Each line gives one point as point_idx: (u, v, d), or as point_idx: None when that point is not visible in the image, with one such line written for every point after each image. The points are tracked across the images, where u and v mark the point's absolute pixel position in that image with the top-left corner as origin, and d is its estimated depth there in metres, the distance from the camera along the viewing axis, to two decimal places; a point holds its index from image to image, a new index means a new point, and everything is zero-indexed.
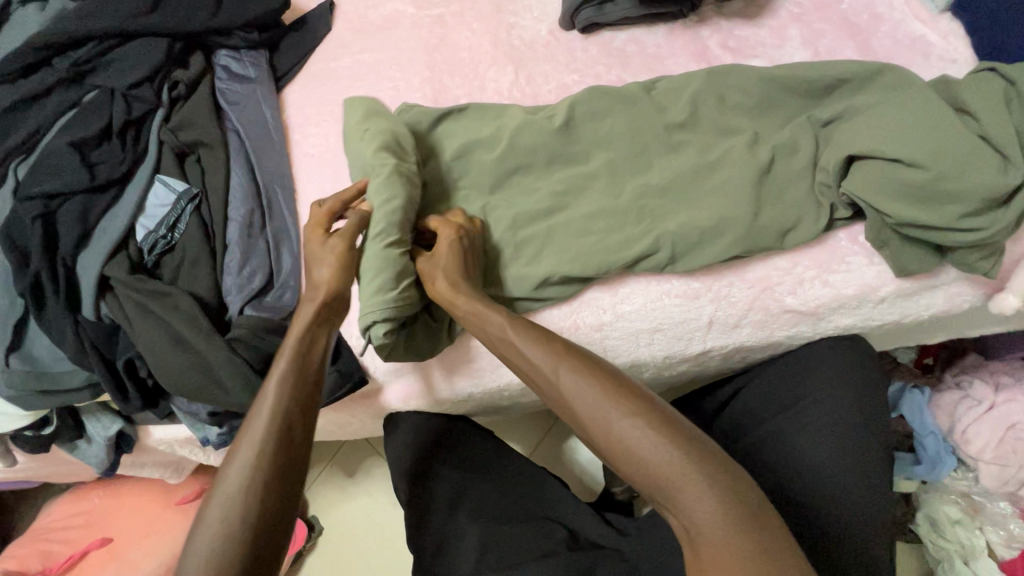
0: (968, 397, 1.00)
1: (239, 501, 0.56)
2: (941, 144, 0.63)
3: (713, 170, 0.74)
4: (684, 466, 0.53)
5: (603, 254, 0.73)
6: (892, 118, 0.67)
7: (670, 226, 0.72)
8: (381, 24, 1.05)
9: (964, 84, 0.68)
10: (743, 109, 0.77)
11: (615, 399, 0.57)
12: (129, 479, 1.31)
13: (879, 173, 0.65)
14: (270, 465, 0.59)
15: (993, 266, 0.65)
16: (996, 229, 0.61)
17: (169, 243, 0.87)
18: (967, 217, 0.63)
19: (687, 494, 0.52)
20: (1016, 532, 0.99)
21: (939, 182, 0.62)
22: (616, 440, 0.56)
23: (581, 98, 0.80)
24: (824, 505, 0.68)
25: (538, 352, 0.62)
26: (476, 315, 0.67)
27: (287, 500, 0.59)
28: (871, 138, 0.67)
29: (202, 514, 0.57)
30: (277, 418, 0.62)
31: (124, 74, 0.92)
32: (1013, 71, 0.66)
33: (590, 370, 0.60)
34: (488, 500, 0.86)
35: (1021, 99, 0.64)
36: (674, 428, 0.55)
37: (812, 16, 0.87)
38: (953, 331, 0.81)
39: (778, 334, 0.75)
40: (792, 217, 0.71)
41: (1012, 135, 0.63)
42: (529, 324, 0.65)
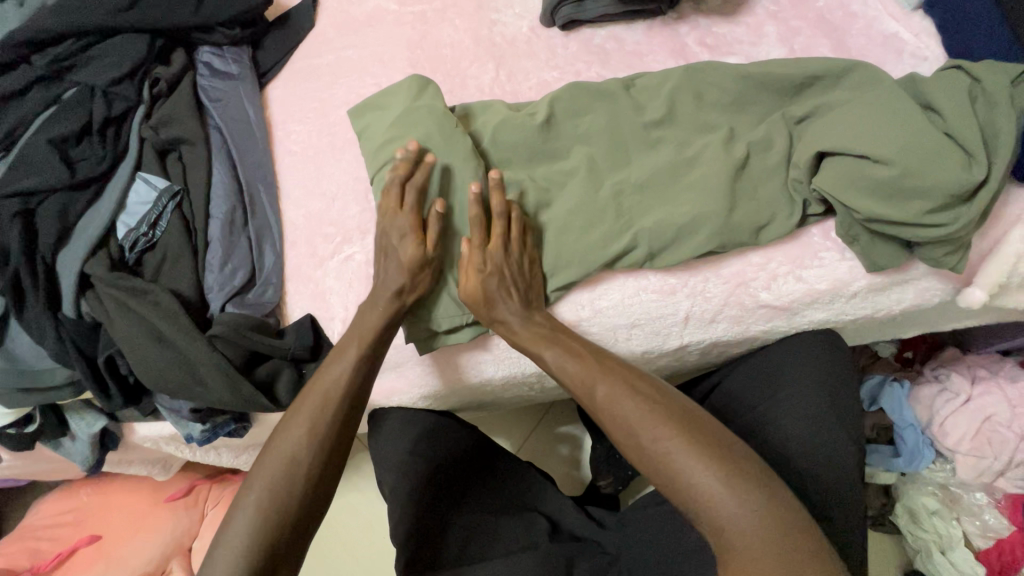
0: (946, 389, 1.02)
1: (297, 455, 0.66)
2: (908, 142, 0.64)
3: (690, 166, 0.75)
4: (720, 485, 0.55)
5: (578, 254, 0.74)
6: (861, 115, 0.68)
7: (646, 223, 0.73)
8: (364, 20, 1.05)
9: (931, 81, 0.69)
10: (720, 106, 0.78)
11: (655, 418, 0.60)
12: (117, 476, 1.31)
13: (847, 169, 0.66)
14: (327, 425, 0.68)
15: (959, 261, 0.66)
16: (960, 225, 0.63)
17: (151, 241, 0.86)
18: (932, 213, 0.64)
19: (722, 511, 0.54)
20: (991, 522, 1.01)
21: (905, 178, 0.63)
22: (651, 458, 0.59)
23: (560, 94, 0.81)
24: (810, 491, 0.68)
25: (574, 372, 0.66)
26: (503, 325, 0.72)
27: (333, 462, 0.68)
28: (840, 134, 0.67)
29: (256, 473, 0.65)
30: (329, 400, 0.70)
31: (103, 70, 0.92)
32: (979, 69, 0.67)
33: (624, 391, 0.63)
34: (470, 494, 0.86)
35: (985, 96, 0.65)
36: (710, 448, 0.57)
37: (789, 13, 0.88)
38: (925, 325, 0.82)
39: (754, 329, 0.76)
40: (766, 213, 0.72)
41: (976, 131, 0.63)
42: (569, 343, 0.69)
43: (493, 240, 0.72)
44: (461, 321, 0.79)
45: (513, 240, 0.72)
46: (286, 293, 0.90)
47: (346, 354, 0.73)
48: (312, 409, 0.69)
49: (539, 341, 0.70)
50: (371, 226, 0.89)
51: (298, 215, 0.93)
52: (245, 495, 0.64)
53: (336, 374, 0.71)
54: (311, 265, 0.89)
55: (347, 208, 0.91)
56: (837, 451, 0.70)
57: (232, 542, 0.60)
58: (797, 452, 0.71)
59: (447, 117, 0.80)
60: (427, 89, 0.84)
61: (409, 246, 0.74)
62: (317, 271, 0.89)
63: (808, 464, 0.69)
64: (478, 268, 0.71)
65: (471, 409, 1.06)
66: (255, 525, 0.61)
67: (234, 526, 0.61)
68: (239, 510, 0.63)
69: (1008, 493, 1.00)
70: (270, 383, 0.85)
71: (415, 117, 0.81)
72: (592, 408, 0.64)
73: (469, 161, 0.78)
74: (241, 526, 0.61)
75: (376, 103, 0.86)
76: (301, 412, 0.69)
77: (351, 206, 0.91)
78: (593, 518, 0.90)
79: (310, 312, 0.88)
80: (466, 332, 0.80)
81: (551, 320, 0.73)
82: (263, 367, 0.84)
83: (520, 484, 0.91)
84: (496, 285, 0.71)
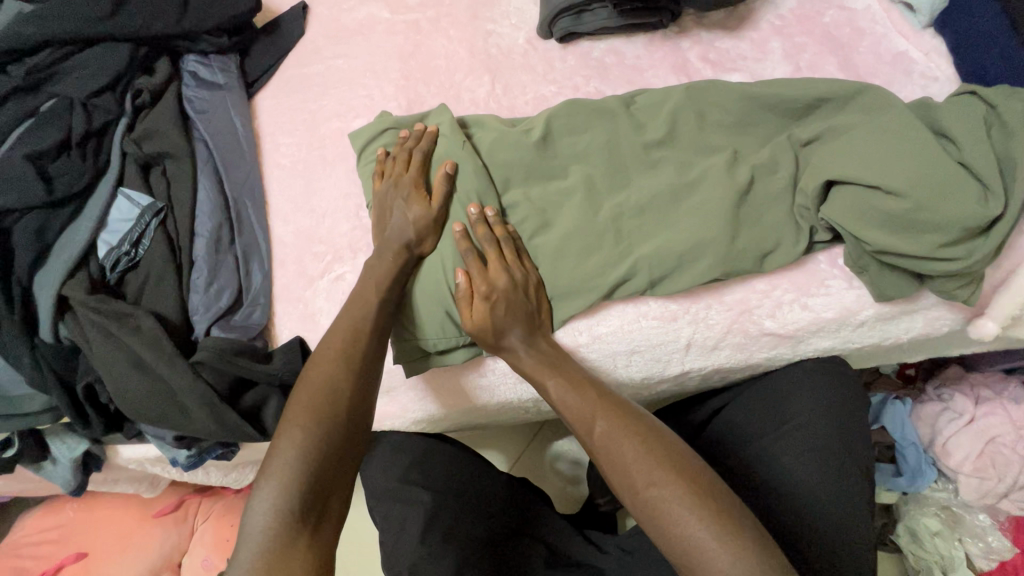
0: (949, 409, 1.00)
1: (334, 385, 0.66)
2: (920, 171, 0.62)
3: (692, 189, 0.72)
4: (713, 540, 0.53)
5: (575, 281, 0.72)
6: (871, 142, 0.66)
7: (647, 251, 0.71)
8: (356, 29, 1.02)
9: (944, 107, 0.67)
10: (724, 126, 0.75)
11: (651, 462, 0.58)
12: (103, 491, 1.28)
13: (857, 200, 0.64)
14: (355, 354, 0.69)
15: (971, 294, 0.64)
16: (974, 259, 0.60)
17: (133, 260, 0.83)
18: (946, 246, 0.61)
19: (713, 567, 0.52)
20: (995, 545, 1.00)
21: (917, 210, 0.61)
22: (644, 503, 0.57)
23: (559, 112, 0.78)
24: (814, 523, 0.66)
25: (573, 405, 0.65)
26: (509, 354, 0.70)
27: (368, 388, 0.68)
28: (850, 162, 0.65)
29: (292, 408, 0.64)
30: (355, 331, 0.70)
31: (83, 82, 0.88)
32: (994, 95, 0.65)
33: (624, 428, 0.61)
34: (463, 524, 0.81)
35: (1000, 125, 0.63)
36: (707, 499, 0.55)
37: (793, 29, 0.86)
38: (933, 351, 0.80)
39: (757, 356, 0.74)
40: (771, 239, 0.70)
41: (990, 161, 0.61)
42: (572, 375, 0.67)
43: (493, 266, 0.70)
44: (452, 343, 0.75)
45: (512, 264, 0.71)
46: (274, 313, 0.87)
47: (364, 294, 0.72)
48: (341, 342, 0.69)
49: (542, 372, 0.68)
50: (362, 244, 0.86)
51: (287, 232, 0.90)
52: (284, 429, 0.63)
53: (354, 311, 0.71)
54: (300, 285, 0.86)
55: (337, 225, 0.88)
56: (838, 497, 0.68)
57: (276, 470, 0.59)
58: (797, 492, 0.68)
59: (457, 139, 0.78)
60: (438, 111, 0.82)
61: (413, 204, 0.74)
62: (307, 291, 0.86)
63: (806, 507, 0.67)
64: (483, 296, 0.69)
65: (465, 428, 1.04)
66: (297, 453, 0.60)
67: (281, 453, 0.60)
68: (281, 441, 0.62)
69: (1011, 515, 0.98)
70: (258, 410, 0.82)
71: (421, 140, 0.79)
72: (589, 444, 0.63)
73: (477, 184, 0.75)
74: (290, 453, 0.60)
75: (377, 122, 0.84)
76: (328, 348, 0.69)
77: (342, 224, 0.88)
78: (591, 542, 0.86)
79: (298, 333, 0.84)
80: (458, 354, 0.77)
81: (557, 350, 0.71)
82: (250, 393, 0.81)
83: (517, 511, 0.88)
84: (504, 314, 0.68)
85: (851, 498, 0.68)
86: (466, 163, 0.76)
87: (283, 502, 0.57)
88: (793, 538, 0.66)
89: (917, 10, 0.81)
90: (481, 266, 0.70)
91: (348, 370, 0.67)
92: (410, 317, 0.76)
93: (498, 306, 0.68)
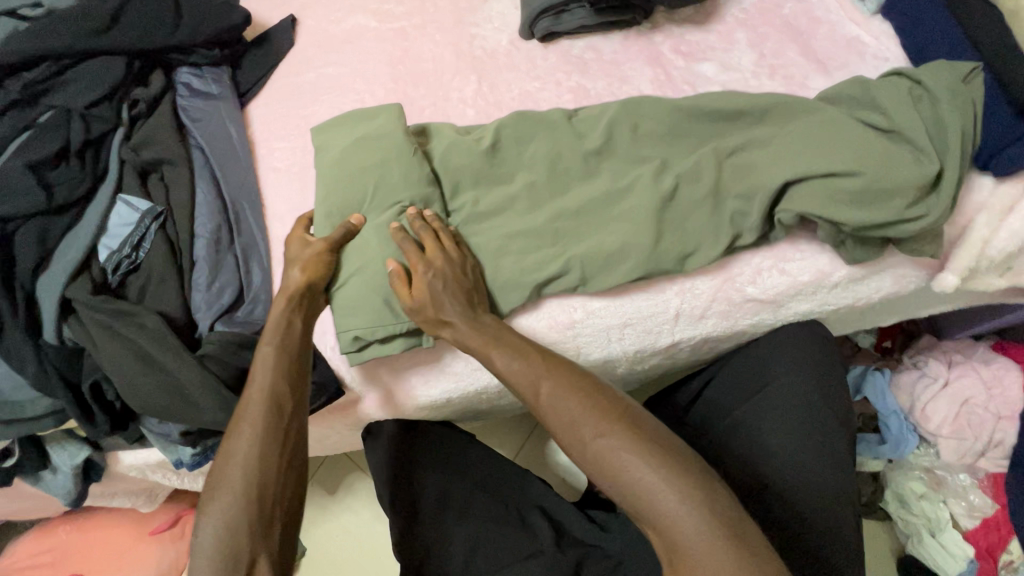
0: (925, 374, 1.06)
1: (266, 394, 0.69)
2: (863, 148, 0.70)
3: (623, 196, 0.77)
4: (658, 480, 0.56)
5: (511, 274, 0.76)
6: (809, 139, 0.73)
7: (580, 249, 0.75)
8: (345, 38, 1.06)
9: (879, 87, 0.74)
10: (655, 137, 0.80)
11: (598, 416, 0.61)
12: (95, 511, 1.25)
13: (821, 188, 0.70)
14: (283, 358, 0.72)
15: (936, 249, 0.71)
16: (935, 214, 0.67)
17: (134, 263, 0.85)
18: (911, 206, 0.68)
19: (663, 510, 0.56)
20: (977, 502, 1.02)
21: (875, 183, 0.68)
22: (594, 454, 0.60)
23: (507, 121, 0.83)
24: (792, 484, 0.71)
25: (519, 372, 0.67)
26: (453, 331, 0.71)
27: (298, 387, 0.72)
28: (802, 159, 0.72)
29: (221, 480, 0.65)
30: (272, 394, 0.69)
31: (80, 94, 0.91)
32: (921, 71, 0.73)
33: (569, 386, 0.64)
34: (473, 505, 0.84)
35: (928, 96, 0.71)
36: (651, 445, 0.59)
37: (756, 21, 0.93)
38: (899, 313, 0.88)
39: (742, 323, 0.80)
40: (691, 243, 0.75)
41: (920, 129, 0.70)
42: (516, 346, 0.69)
43: (430, 249, 0.73)
44: (391, 331, 0.76)
45: (450, 248, 0.75)
46: None
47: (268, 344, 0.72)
48: (271, 346, 0.72)
49: (488, 347, 0.69)
50: None
51: (286, 232, 0.92)
52: (212, 501, 0.64)
53: (269, 361, 0.71)
54: None
55: None
56: (817, 457, 0.72)
57: (217, 521, 0.62)
58: (778, 453, 0.73)
59: (407, 148, 0.80)
60: (386, 112, 0.84)
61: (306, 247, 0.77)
62: None
63: (789, 468, 0.72)
64: (420, 275, 0.72)
65: (468, 419, 1.06)
66: (235, 496, 0.63)
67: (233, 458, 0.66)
68: (217, 496, 0.64)
69: (989, 473, 1.03)
70: None
71: (374, 145, 0.81)
72: (536, 406, 0.65)
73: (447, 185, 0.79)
74: (238, 460, 0.65)
75: (336, 124, 0.86)
76: (248, 408, 0.69)
77: None
78: (594, 521, 0.84)
79: None
80: (397, 344, 0.78)
81: (497, 323, 0.72)
82: None
83: (514, 484, 0.87)
84: (442, 287, 0.71)
85: (830, 457, 0.73)
86: (417, 171, 0.79)
87: (229, 545, 0.61)
88: (775, 498, 0.71)
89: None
90: (418, 250, 0.73)
91: (271, 438, 0.67)
92: (353, 314, 0.76)
93: (422, 278, 0.72)
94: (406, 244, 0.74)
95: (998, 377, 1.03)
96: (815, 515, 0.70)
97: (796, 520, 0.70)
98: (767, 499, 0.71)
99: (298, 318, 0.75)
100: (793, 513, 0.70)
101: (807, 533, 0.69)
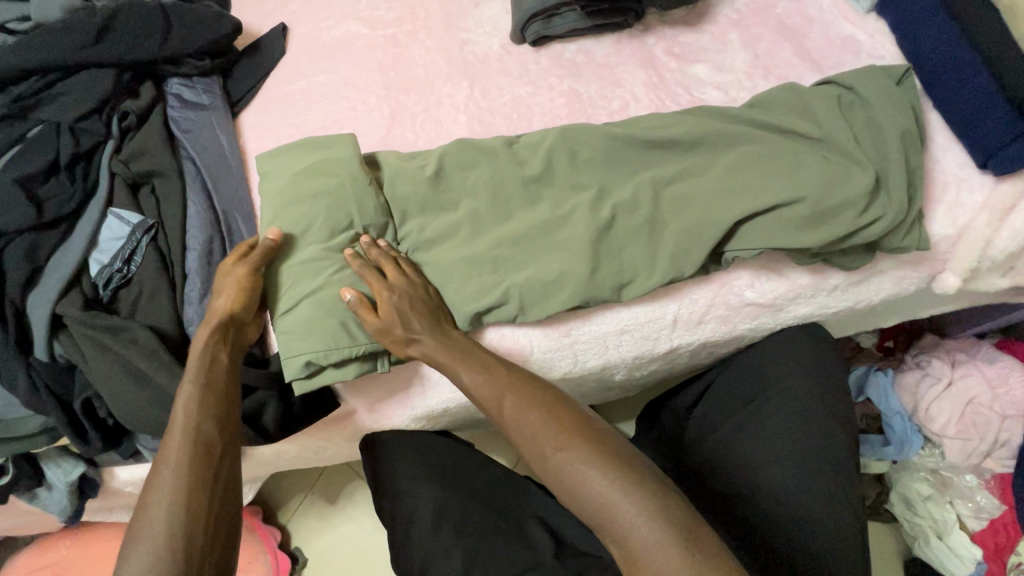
0: (928, 374, 1.05)
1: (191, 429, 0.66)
2: (796, 161, 0.73)
3: (563, 224, 0.76)
4: (615, 493, 0.55)
5: (454, 302, 0.75)
6: (743, 162, 0.74)
7: (519, 278, 0.74)
8: (336, 45, 1.05)
9: (812, 94, 0.77)
10: (594, 164, 0.79)
11: (559, 428, 0.61)
12: (93, 526, 1.24)
13: (767, 223, 0.71)
14: (209, 391, 0.69)
15: (920, 236, 0.70)
16: (891, 211, 0.69)
17: (125, 277, 0.84)
18: (864, 214, 0.69)
19: (623, 523, 0.55)
20: (984, 504, 1.00)
21: (818, 202, 0.70)
22: (555, 468, 0.59)
23: (451, 149, 0.82)
24: (791, 495, 0.70)
25: (482, 385, 0.66)
26: (421, 346, 0.70)
27: (227, 419, 0.69)
28: (740, 191, 0.73)
29: (142, 528, 0.60)
30: (196, 429, 0.66)
31: (69, 108, 0.90)
32: (850, 79, 0.77)
33: (531, 400, 0.64)
34: (471, 517, 0.82)
35: (857, 101, 0.76)
36: (609, 457, 0.58)
37: (749, 21, 0.92)
38: (902, 314, 0.87)
39: (741, 327, 0.79)
40: (628, 272, 0.74)
41: (846, 132, 0.74)
42: (481, 360, 0.69)
43: (391, 274, 0.74)
44: (347, 355, 0.74)
45: (411, 273, 0.75)
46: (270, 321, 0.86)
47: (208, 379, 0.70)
48: (197, 379, 0.69)
49: (453, 361, 0.68)
50: None
51: None
52: (132, 550, 0.59)
53: (195, 398, 0.68)
54: None
55: None
56: (816, 467, 0.71)
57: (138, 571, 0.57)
58: (777, 464, 0.72)
59: (353, 179, 0.79)
60: (338, 142, 0.83)
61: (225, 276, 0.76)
62: None
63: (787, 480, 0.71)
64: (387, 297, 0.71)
65: (467, 428, 1.05)
66: (158, 539, 0.59)
67: (156, 501, 0.61)
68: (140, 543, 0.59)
69: (996, 473, 1.00)
70: (255, 416, 0.80)
71: (323, 169, 0.81)
72: (499, 420, 0.65)
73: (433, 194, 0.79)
74: (161, 502, 0.61)
75: (284, 151, 0.85)
76: (170, 447, 0.65)
77: None
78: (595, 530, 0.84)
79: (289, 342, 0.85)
80: (351, 368, 0.75)
81: (462, 338, 0.72)
82: (247, 399, 0.80)
83: (512, 493, 0.88)
84: (409, 308, 0.71)
85: (830, 467, 0.71)
86: (365, 198, 0.79)
87: None
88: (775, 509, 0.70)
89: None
90: (379, 276, 0.73)
91: (194, 479, 0.62)
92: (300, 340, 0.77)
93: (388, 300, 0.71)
94: (370, 269, 0.74)
95: (1003, 376, 1.01)
96: (817, 526, 0.68)
97: (798, 532, 0.68)
98: (764, 512, 0.70)
99: (226, 352, 0.72)
100: (792, 525, 0.68)
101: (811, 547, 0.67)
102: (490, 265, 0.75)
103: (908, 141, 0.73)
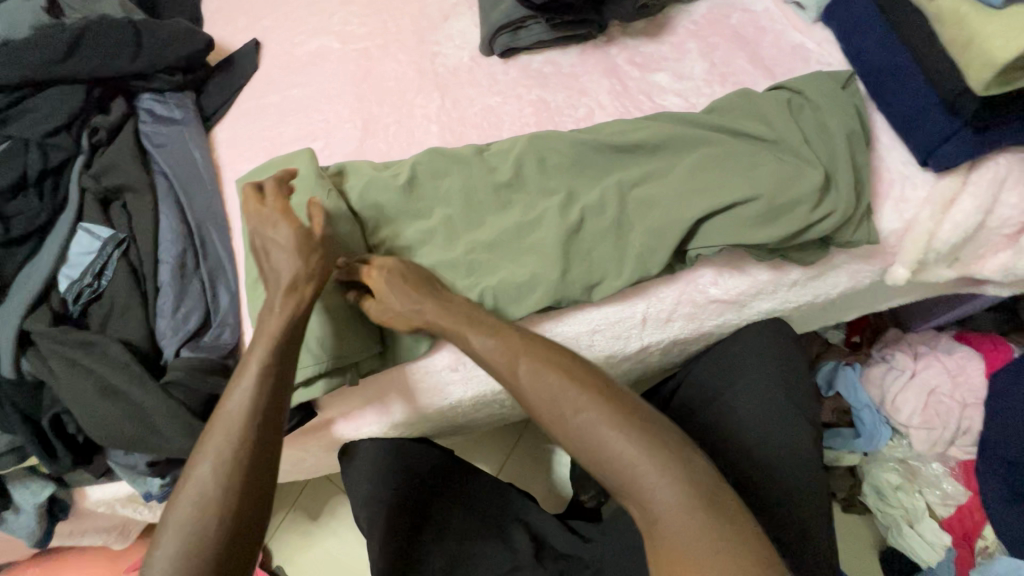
0: (892, 367, 1.08)
1: (250, 407, 0.63)
2: (755, 162, 0.77)
3: (534, 227, 0.78)
4: (637, 452, 0.57)
5: None
6: (703, 164, 0.78)
7: (492, 281, 0.76)
8: (308, 59, 1.07)
9: (767, 100, 0.81)
10: (563, 168, 0.81)
11: (579, 390, 0.61)
12: (66, 552, 1.20)
13: (725, 220, 0.74)
14: (272, 364, 0.66)
15: (870, 232, 0.74)
16: (839, 208, 0.72)
17: (96, 291, 0.83)
18: (816, 211, 0.72)
19: (644, 483, 0.56)
20: (950, 490, 1.03)
21: (775, 200, 0.73)
22: (575, 430, 0.60)
23: (422, 158, 0.83)
24: (763, 482, 0.72)
25: (498, 352, 0.66)
26: (437, 318, 0.71)
27: (284, 397, 0.66)
28: (699, 191, 0.76)
29: (179, 505, 0.59)
30: (247, 405, 0.63)
31: (37, 124, 0.90)
32: (798, 85, 0.81)
33: (548, 364, 0.63)
34: (451, 522, 0.83)
35: (806, 105, 0.80)
36: (629, 419, 0.59)
37: (706, 32, 0.96)
38: (862, 306, 0.90)
39: (707, 324, 0.82)
40: (597, 272, 0.76)
41: (795, 134, 0.78)
42: (489, 325, 0.69)
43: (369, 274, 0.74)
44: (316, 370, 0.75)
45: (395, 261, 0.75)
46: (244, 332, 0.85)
47: (255, 349, 0.66)
48: (260, 352, 0.66)
49: (466, 330, 0.68)
50: None
51: None
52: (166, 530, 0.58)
53: (259, 370, 0.65)
54: None
55: None
56: (786, 453, 0.73)
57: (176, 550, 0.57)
58: (748, 452, 0.74)
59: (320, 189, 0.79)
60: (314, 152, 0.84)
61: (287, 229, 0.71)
62: None
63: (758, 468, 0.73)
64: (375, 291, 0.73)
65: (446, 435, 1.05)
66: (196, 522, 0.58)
67: (198, 479, 0.60)
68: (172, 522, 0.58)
69: (960, 460, 1.04)
70: None
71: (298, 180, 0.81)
72: (515, 385, 0.64)
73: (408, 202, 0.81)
74: (209, 481, 0.59)
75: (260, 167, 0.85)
76: (221, 423, 0.62)
77: None
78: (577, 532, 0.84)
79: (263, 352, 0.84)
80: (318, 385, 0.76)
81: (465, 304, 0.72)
82: None
83: (496, 496, 0.87)
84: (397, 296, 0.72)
85: (799, 452, 0.73)
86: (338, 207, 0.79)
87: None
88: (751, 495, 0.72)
89: (806, 8, 0.93)
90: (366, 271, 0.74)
91: (244, 461, 0.60)
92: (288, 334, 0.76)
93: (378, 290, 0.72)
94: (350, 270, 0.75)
95: (961, 366, 1.05)
96: (787, 511, 0.70)
97: (770, 517, 0.70)
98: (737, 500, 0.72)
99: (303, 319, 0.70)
100: (763, 511, 0.70)
101: (783, 532, 0.69)
102: (462, 269, 0.77)
103: (854, 142, 0.77)
